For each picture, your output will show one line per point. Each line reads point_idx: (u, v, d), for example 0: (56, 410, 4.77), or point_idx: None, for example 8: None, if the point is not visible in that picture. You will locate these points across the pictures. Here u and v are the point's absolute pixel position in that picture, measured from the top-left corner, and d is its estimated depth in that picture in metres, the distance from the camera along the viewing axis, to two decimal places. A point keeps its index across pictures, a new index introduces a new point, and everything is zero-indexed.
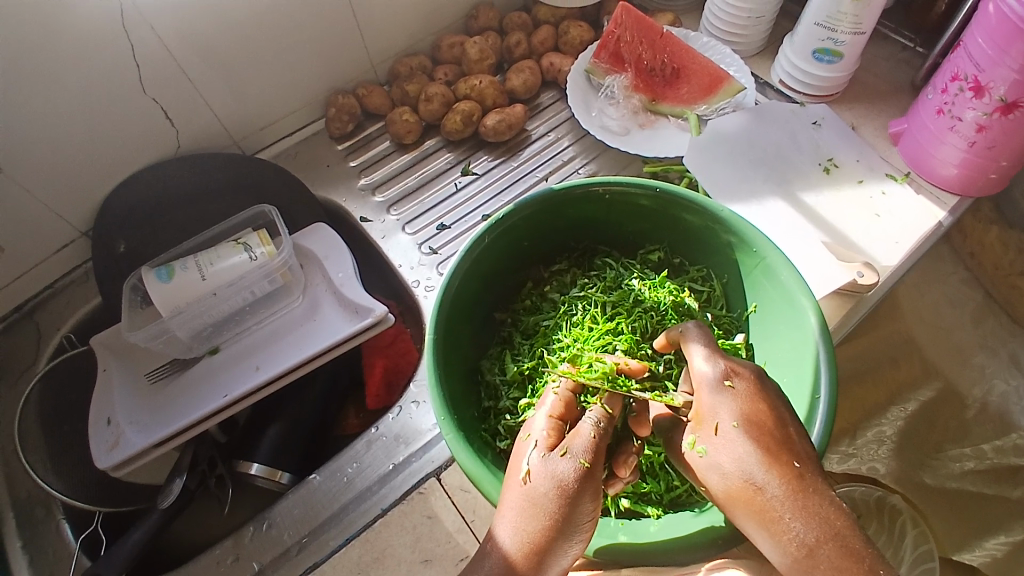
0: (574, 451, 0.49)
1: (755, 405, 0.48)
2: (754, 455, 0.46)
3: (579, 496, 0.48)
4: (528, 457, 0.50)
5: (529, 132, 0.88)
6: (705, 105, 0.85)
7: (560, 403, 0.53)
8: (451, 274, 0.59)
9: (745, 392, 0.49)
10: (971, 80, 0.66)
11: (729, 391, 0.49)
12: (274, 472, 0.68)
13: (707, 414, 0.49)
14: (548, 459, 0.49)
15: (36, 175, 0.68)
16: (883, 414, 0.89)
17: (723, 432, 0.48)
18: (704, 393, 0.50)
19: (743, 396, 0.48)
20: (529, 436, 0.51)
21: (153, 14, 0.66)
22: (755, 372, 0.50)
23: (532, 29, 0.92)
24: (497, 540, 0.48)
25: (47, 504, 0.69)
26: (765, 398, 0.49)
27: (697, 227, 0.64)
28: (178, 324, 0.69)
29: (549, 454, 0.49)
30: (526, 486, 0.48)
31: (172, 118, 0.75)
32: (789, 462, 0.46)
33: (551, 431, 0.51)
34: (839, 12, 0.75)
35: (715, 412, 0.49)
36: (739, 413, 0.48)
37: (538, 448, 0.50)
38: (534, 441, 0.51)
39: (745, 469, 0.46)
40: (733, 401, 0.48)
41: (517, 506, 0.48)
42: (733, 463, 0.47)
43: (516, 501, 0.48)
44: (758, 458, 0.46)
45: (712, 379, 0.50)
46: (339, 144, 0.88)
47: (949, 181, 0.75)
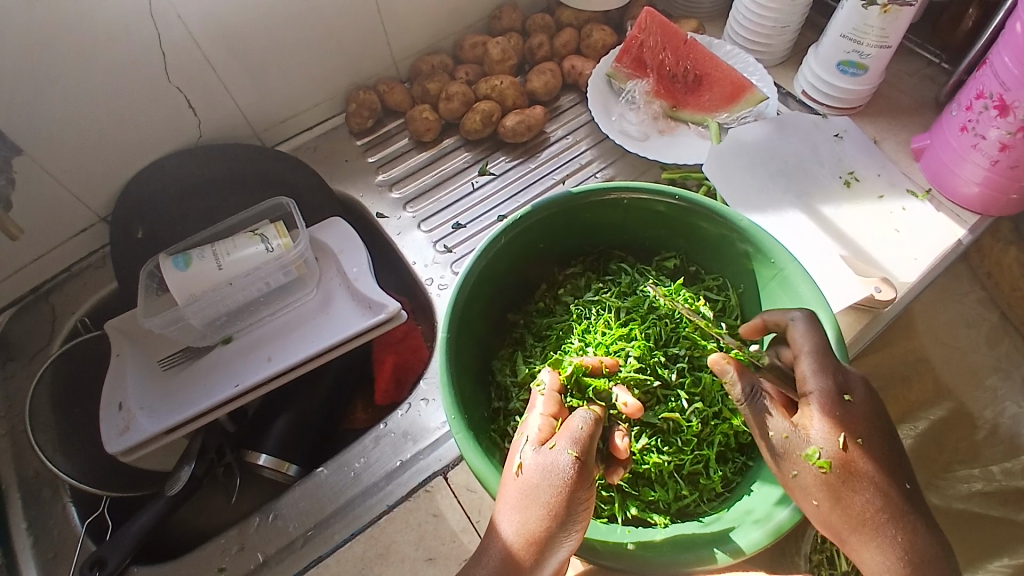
0: (562, 445, 0.49)
1: (868, 422, 0.51)
2: (868, 472, 0.50)
3: (574, 488, 0.48)
4: (520, 452, 0.50)
5: (548, 135, 0.88)
6: (726, 113, 0.84)
7: (552, 402, 0.53)
8: (467, 273, 0.59)
9: (859, 407, 0.51)
10: (996, 98, 0.65)
11: (848, 406, 0.51)
12: (282, 464, 0.68)
13: (832, 426, 0.50)
14: (540, 453, 0.49)
15: (59, 158, 0.69)
16: (894, 432, 0.83)
17: (848, 447, 0.50)
18: (816, 406, 0.51)
19: (856, 412, 0.51)
20: (522, 433, 0.52)
21: (181, 4, 0.66)
22: (861, 384, 0.53)
23: (554, 31, 0.92)
24: (499, 531, 0.48)
25: (54, 485, 0.70)
26: (873, 416, 0.52)
27: (714, 235, 0.63)
28: (192, 313, 0.70)
29: (540, 448, 0.50)
30: (520, 480, 0.49)
31: (195, 107, 0.75)
32: (896, 481, 0.51)
33: (543, 427, 0.52)
34: (866, 25, 0.74)
35: (836, 426, 0.51)
36: (859, 429, 0.51)
37: (530, 442, 0.50)
38: (526, 436, 0.51)
39: (863, 485, 0.50)
40: (851, 417, 0.51)
41: (513, 498, 0.48)
42: (850, 479, 0.50)
43: (512, 493, 0.48)
44: (872, 476, 0.50)
45: (826, 393, 0.51)
46: (358, 140, 0.88)
47: (970, 200, 0.74)
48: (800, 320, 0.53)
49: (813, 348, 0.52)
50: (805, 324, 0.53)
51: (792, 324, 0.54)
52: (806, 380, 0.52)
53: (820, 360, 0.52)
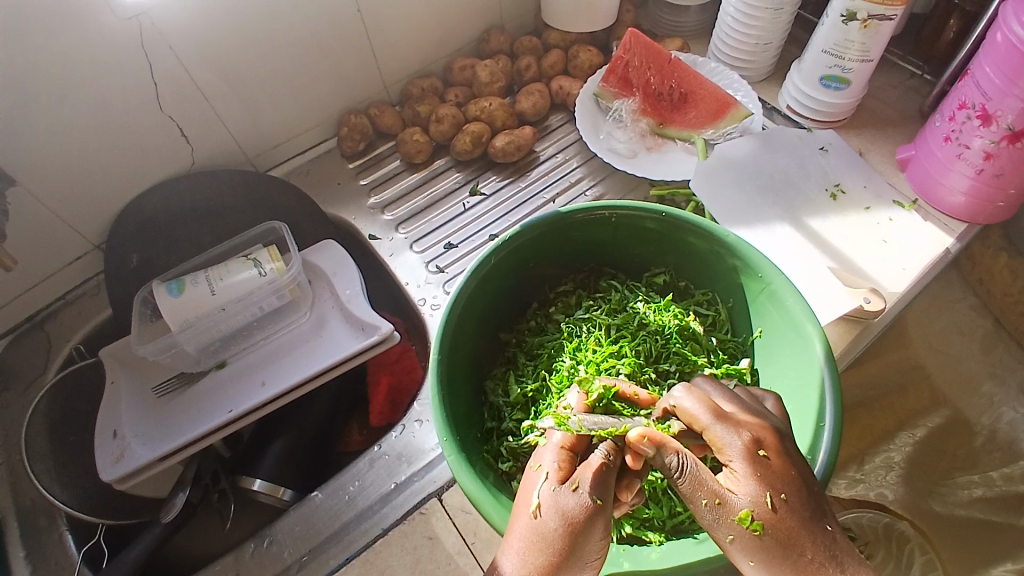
0: (584, 487, 0.48)
1: (788, 471, 0.47)
2: (799, 525, 0.46)
3: (589, 532, 0.47)
4: (538, 490, 0.49)
5: (538, 153, 0.89)
6: (712, 129, 0.85)
7: (571, 434, 0.51)
8: (457, 293, 0.59)
9: (777, 461, 0.47)
10: (979, 108, 0.66)
11: (765, 461, 0.47)
12: (277, 488, 0.68)
13: (754, 484, 0.46)
14: (559, 494, 0.48)
15: (54, 188, 0.70)
16: (890, 440, 0.86)
17: (776, 505, 0.46)
18: (735, 464, 0.47)
19: (777, 466, 0.47)
20: (540, 467, 0.50)
21: (173, 33, 0.68)
22: (773, 434, 0.49)
23: (542, 53, 0.94)
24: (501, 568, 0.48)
25: (50, 514, 0.69)
26: (794, 462, 0.48)
27: (703, 250, 0.64)
28: (186, 338, 0.70)
29: (560, 487, 0.48)
30: (535, 521, 0.48)
31: (188, 134, 0.76)
32: (825, 527, 0.46)
33: (562, 463, 0.50)
34: (846, 41, 0.76)
35: (759, 484, 0.46)
36: (782, 483, 0.46)
37: (548, 481, 0.49)
38: (544, 472, 0.50)
39: (796, 539, 0.45)
40: (769, 471, 0.47)
41: (525, 539, 0.47)
42: (783, 534, 0.45)
43: (524, 534, 0.48)
44: (803, 528, 0.45)
45: (740, 452, 0.47)
46: (351, 163, 0.89)
47: (957, 209, 0.75)
48: (682, 398, 0.51)
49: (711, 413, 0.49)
50: (688, 403, 0.50)
51: (674, 405, 0.51)
52: (722, 439, 0.48)
53: (723, 420, 0.49)
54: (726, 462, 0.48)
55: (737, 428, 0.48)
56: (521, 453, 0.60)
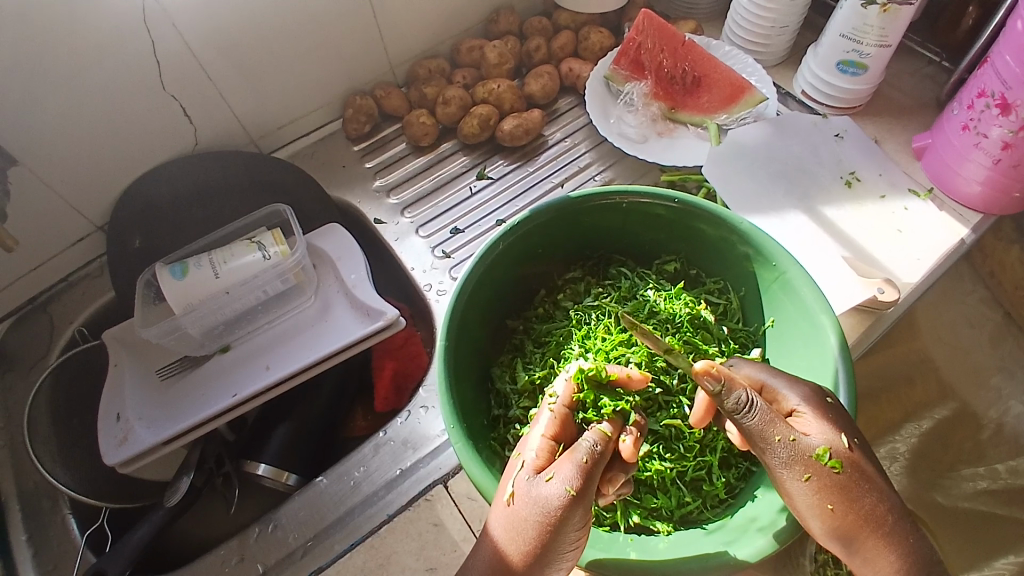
0: (558, 478, 0.47)
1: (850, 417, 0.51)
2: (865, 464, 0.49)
3: (566, 523, 0.47)
4: (513, 479, 0.49)
5: (546, 137, 0.87)
6: (725, 115, 0.84)
7: (554, 422, 0.52)
8: (464, 280, 0.58)
9: (842, 408, 0.50)
10: (998, 97, 0.64)
11: (833, 407, 0.50)
12: (281, 473, 0.68)
13: (828, 424, 0.49)
14: (532, 482, 0.48)
15: (54, 168, 0.68)
16: (897, 431, 0.84)
17: (845, 442, 0.49)
18: (807, 410, 0.49)
19: (842, 412, 0.50)
20: (519, 456, 0.51)
21: (176, 11, 0.66)
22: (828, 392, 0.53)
23: (552, 34, 0.91)
24: (491, 530, 0.49)
25: (54, 497, 0.69)
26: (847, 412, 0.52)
27: (714, 238, 0.63)
28: (189, 321, 0.69)
29: (534, 477, 0.49)
30: (509, 509, 0.48)
31: (190, 114, 0.75)
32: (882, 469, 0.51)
33: (543, 453, 0.50)
34: (865, 25, 0.73)
35: (834, 423, 0.49)
36: (850, 423, 0.50)
37: (524, 469, 0.50)
38: (523, 461, 0.50)
39: (862, 475, 0.48)
40: (839, 413, 0.50)
41: (499, 523, 0.48)
42: (860, 470, 0.49)
43: (501, 518, 0.48)
44: (867, 467, 0.49)
45: (810, 400, 0.50)
46: (356, 145, 0.88)
47: (972, 199, 0.73)
48: (739, 365, 0.54)
49: (770, 371, 0.52)
50: (745, 367, 0.54)
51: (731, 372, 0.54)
52: (791, 392, 0.51)
53: (786, 376, 0.52)
54: (794, 411, 0.50)
55: (798, 382, 0.51)
56: None
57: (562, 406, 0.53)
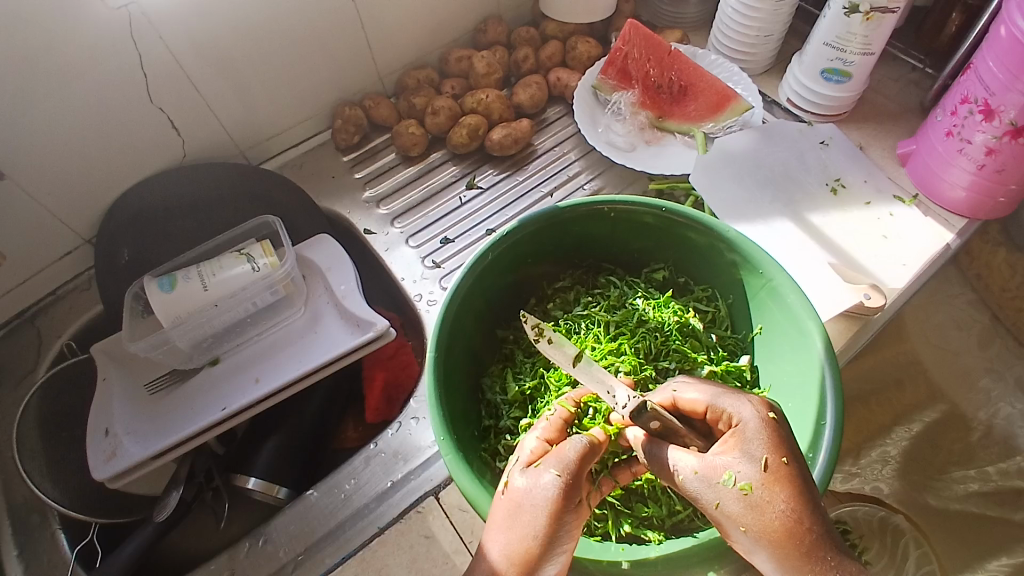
0: (546, 464, 0.48)
1: (792, 440, 0.47)
2: (800, 489, 0.45)
3: (560, 510, 0.46)
4: (509, 471, 0.49)
5: (535, 147, 0.88)
6: (712, 123, 0.84)
7: (553, 427, 0.53)
8: (454, 290, 0.58)
9: (784, 426, 0.47)
10: (981, 103, 0.65)
11: (773, 423, 0.47)
12: (271, 486, 0.67)
13: (756, 445, 0.46)
14: (529, 472, 0.48)
15: (40, 181, 0.68)
16: (886, 434, 0.86)
17: (773, 465, 0.45)
18: (743, 426, 0.47)
19: (781, 431, 0.47)
20: (516, 453, 0.51)
21: (163, 23, 0.66)
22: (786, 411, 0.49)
23: (540, 44, 0.92)
24: (487, 552, 0.47)
25: (44, 512, 0.68)
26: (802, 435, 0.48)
27: (702, 246, 0.63)
28: (178, 334, 0.69)
29: (526, 468, 0.49)
30: (503, 497, 0.48)
31: (178, 126, 0.75)
32: (819, 501, 0.45)
33: (536, 450, 0.51)
34: (848, 33, 0.74)
35: (759, 445, 0.46)
36: (784, 447, 0.46)
37: (520, 461, 0.50)
38: (518, 457, 0.50)
39: (791, 500, 0.44)
40: (777, 431, 0.47)
41: (505, 520, 0.47)
42: (776, 500, 0.44)
43: (497, 513, 0.47)
44: (801, 494, 0.44)
45: (753, 416, 0.47)
46: (345, 155, 0.88)
47: (957, 204, 0.74)
48: (681, 387, 0.52)
49: (711, 391, 0.51)
50: (689, 387, 0.52)
51: (674, 396, 0.52)
52: (728, 409, 0.49)
53: (727, 393, 0.50)
54: (734, 428, 0.48)
55: (742, 397, 0.49)
56: None
57: (560, 417, 0.54)
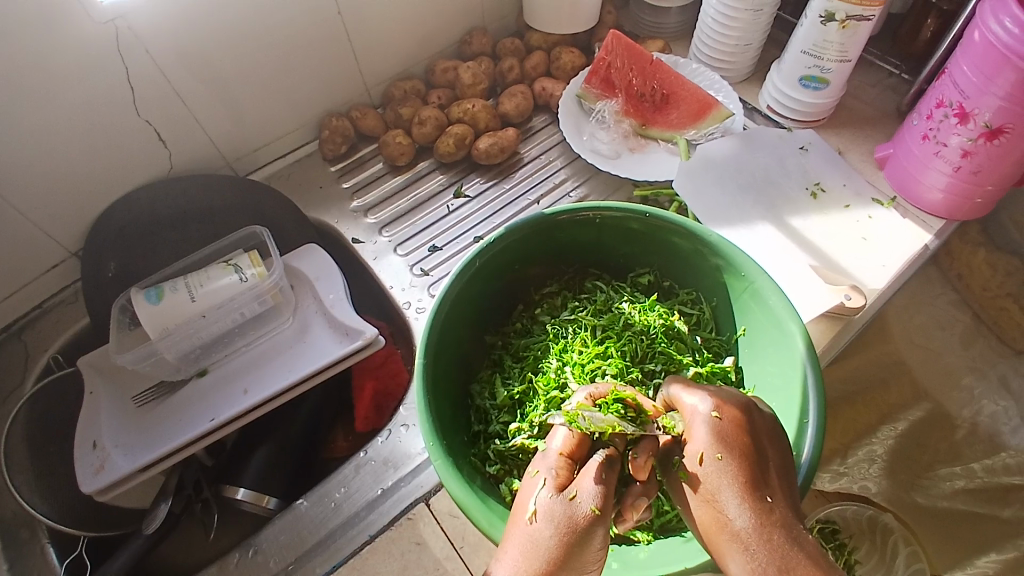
0: (583, 496, 0.46)
1: (740, 436, 0.47)
2: (736, 483, 0.45)
3: (587, 542, 0.45)
4: (535, 497, 0.47)
5: (522, 155, 0.89)
6: (694, 130, 0.86)
7: (573, 440, 0.51)
8: (442, 297, 0.59)
9: (731, 422, 0.48)
10: (956, 106, 0.67)
11: (716, 421, 0.48)
12: (261, 497, 0.67)
13: (701, 440, 0.48)
14: (556, 501, 0.46)
15: (27, 196, 0.68)
16: (872, 434, 0.88)
17: (707, 461, 0.47)
18: (692, 424, 0.49)
19: (726, 429, 0.48)
20: (537, 473, 0.49)
21: (149, 37, 0.66)
22: (741, 405, 0.49)
23: (524, 54, 0.94)
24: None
25: (31, 527, 0.67)
26: (749, 426, 0.48)
27: (685, 250, 0.64)
28: (166, 346, 0.69)
29: (557, 495, 0.47)
30: (532, 527, 0.46)
31: (165, 139, 0.75)
32: (761, 497, 0.45)
33: (560, 470, 0.49)
34: (825, 41, 0.76)
35: (704, 440, 0.48)
36: (723, 444, 0.47)
37: (546, 487, 0.48)
38: (542, 479, 0.48)
39: (721, 492, 0.45)
40: (721, 429, 0.48)
41: (519, 548, 0.45)
42: (711, 490, 0.46)
43: (521, 544, 0.45)
44: (736, 486, 0.45)
45: (698, 413, 0.49)
46: (333, 166, 0.88)
47: (935, 206, 0.76)
48: (668, 387, 0.55)
49: (687, 388, 0.52)
50: (670, 389, 0.55)
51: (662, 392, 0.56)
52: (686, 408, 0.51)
53: (692, 391, 0.52)
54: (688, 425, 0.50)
55: (702, 393, 0.51)
56: (509, 456, 0.60)
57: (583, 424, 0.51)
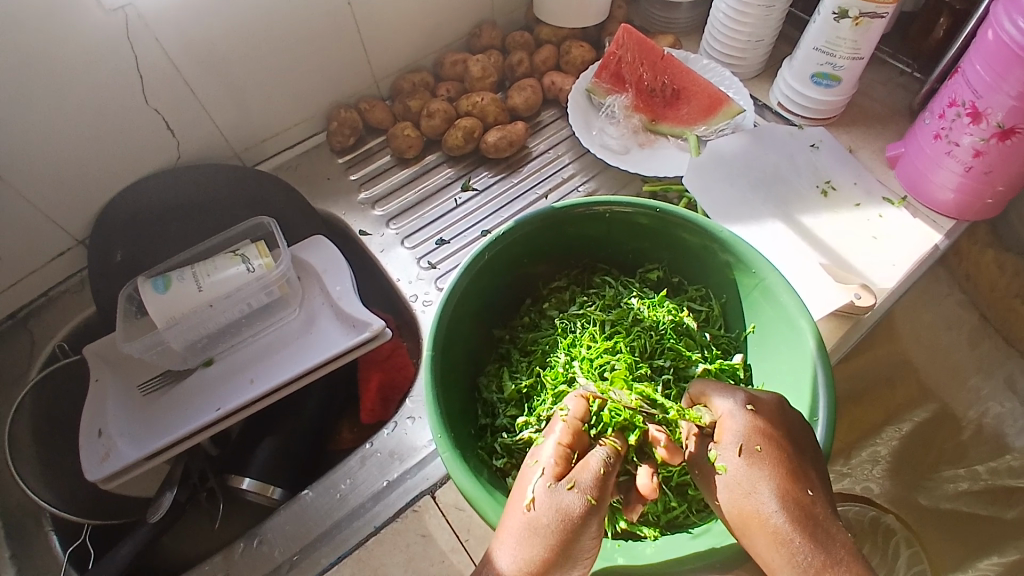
0: (581, 486, 0.47)
1: (779, 431, 0.49)
2: (779, 475, 0.47)
3: (583, 531, 0.46)
4: (534, 484, 0.47)
5: (530, 149, 0.88)
6: (704, 126, 0.85)
7: (569, 431, 0.51)
8: (451, 289, 0.59)
9: (769, 417, 0.49)
10: (969, 106, 0.67)
11: (755, 415, 0.49)
12: (266, 487, 0.67)
13: (741, 434, 0.49)
14: (555, 490, 0.47)
15: (36, 183, 0.68)
16: (877, 434, 0.86)
17: (747, 452, 0.48)
18: (727, 417, 0.50)
19: (765, 423, 0.49)
20: (536, 462, 0.49)
21: (159, 25, 0.66)
22: (776, 402, 0.51)
23: (534, 48, 0.93)
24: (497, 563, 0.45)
25: (37, 516, 0.67)
26: (788, 422, 0.49)
27: (695, 246, 0.64)
28: (173, 335, 0.69)
29: (556, 484, 0.47)
30: (529, 514, 0.46)
31: (173, 128, 0.75)
32: (804, 489, 0.47)
33: (558, 460, 0.49)
34: (837, 38, 0.76)
35: (745, 433, 0.49)
36: (763, 437, 0.48)
37: (544, 476, 0.48)
38: (541, 468, 0.49)
39: (763, 484, 0.47)
40: (761, 423, 0.49)
41: (519, 534, 0.45)
42: (752, 480, 0.47)
43: (518, 530, 0.46)
44: (778, 479, 0.47)
45: (736, 407, 0.50)
46: (340, 158, 0.88)
47: (946, 206, 0.75)
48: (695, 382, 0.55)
49: (718, 385, 0.53)
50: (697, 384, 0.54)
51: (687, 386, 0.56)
52: (719, 402, 0.52)
53: (725, 386, 0.52)
54: (721, 419, 0.51)
55: (735, 389, 0.52)
56: (516, 449, 0.59)
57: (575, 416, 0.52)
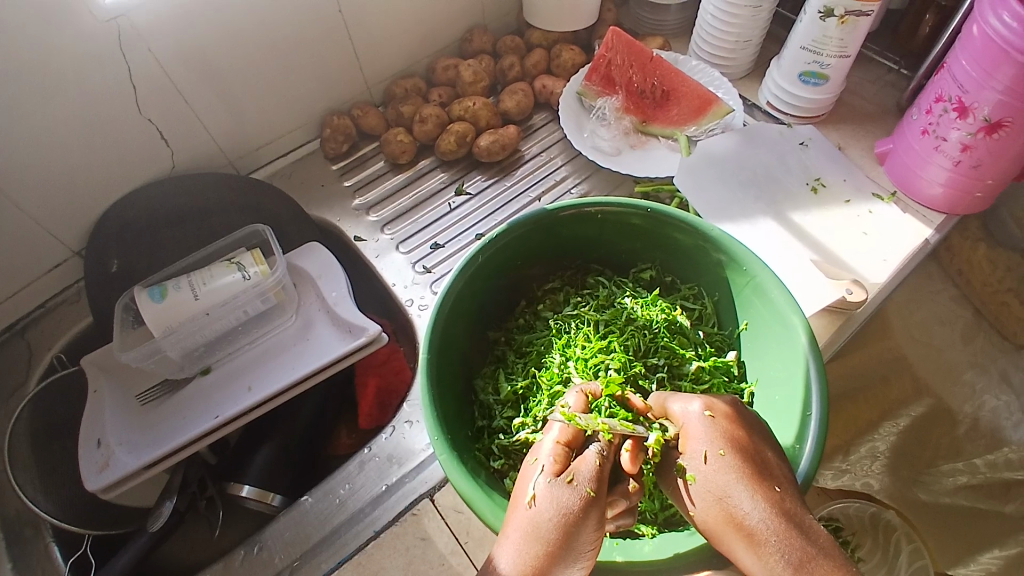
0: (581, 479, 0.47)
1: (738, 433, 0.48)
2: (746, 476, 0.46)
3: (583, 523, 0.46)
4: (534, 482, 0.47)
5: (523, 152, 0.89)
6: (694, 126, 0.86)
7: (569, 429, 0.51)
8: (445, 292, 0.59)
9: (726, 420, 0.49)
10: (955, 101, 0.67)
11: (713, 421, 0.49)
12: (266, 494, 0.67)
13: (705, 439, 0.48)
14: (555, 486, 0.46)
15: (30, 194, 0.68)
16: (875, 430, 0.88)
17: (711, 458, 0.47)
18: (687, 426, 0.50)
19: (723, 426, 0.49)
20: (536, 460, 0.49)
21: (151, 35, 0.66)
22: (730, 405, 0.51)
23: (525, 52, 0.94)
24: (497, 562, 0.45)
25: (36, 525, 0.68)
26: (745, 425, 0.50)
27: (688, 245, 0.64)
28: (169, 344, 0.69)
29: (556, 479, 0.47)
30: (531, 510, 0.46)
31: (168, 138, 0.75)
32: (771, 487, 0.46)
33: (557, 457, 0.49)
34: (824, 37, 0.76)
35: (709, 438, 0.48)
36: (724, 441, 0.48)
37: (544, 473, 0.47)
38: (541, 465, 0.48)
39: (733, 486, 0.46)
40: (721, 427, 0.49)
41: (521, 531, 0.45)
42: (720, 483, 0.46)
43: (521, 526, 0.45)
44: (745, 480, 0.46)
45: (695, 415, 0.50)
46: (334, 164, 0.89)
47: (935, 200, 0.76)
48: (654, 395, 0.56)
49: (677, 395, 0.53)
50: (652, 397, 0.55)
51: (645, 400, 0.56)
52: (677, 413, 0.51)
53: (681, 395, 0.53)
54: (682, 429, 0.50)
55: (691, 397, 0.52)
56: (513, 451, 0.60)
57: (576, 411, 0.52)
